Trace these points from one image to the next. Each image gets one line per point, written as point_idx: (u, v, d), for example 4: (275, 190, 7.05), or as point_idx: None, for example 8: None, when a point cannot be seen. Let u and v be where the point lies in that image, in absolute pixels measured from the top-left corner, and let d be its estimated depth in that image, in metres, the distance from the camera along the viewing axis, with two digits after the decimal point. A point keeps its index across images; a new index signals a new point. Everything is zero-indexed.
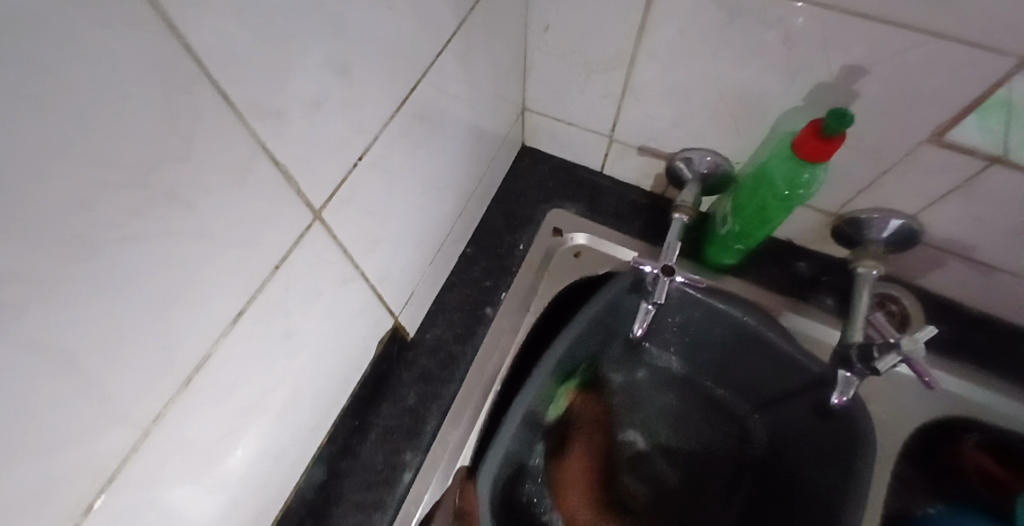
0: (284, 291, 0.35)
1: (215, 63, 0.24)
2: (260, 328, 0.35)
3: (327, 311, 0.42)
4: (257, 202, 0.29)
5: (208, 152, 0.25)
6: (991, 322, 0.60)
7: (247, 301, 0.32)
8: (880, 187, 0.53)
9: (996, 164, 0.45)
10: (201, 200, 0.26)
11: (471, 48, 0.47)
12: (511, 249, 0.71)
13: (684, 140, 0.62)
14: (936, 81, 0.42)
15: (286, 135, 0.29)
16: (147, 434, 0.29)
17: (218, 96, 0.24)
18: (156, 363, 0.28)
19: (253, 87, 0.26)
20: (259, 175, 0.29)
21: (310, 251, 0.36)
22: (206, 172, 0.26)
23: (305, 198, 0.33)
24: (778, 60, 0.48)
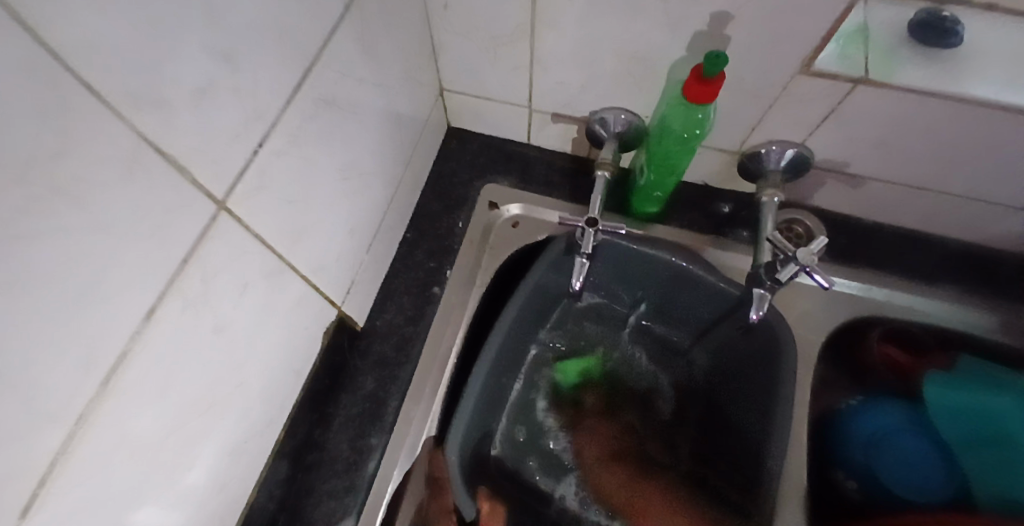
0: (205, 285, 0.34)
1: (102, 66, 0.24)
2: (187, 322, 0.33)
3: (264, 306, 0.41)
4: (161, 193, 0.29)
5: (96, 148, 0.25)
6: (880, 229, 0.67)
7: (161, 293, 0.31)
8: (769, 122, 0.58)
9: (858, 87, 0.50)
10: (91, 194, 0.25)
11: (369, 31, 0.49)
12: (451, 228, 0.73)
13: (595, 102, 0.66)
14: (791, 17, 0.47)
15: (179, 124, 0.29)
16: (73, 438, 0.27)
17: (100, 97, 0.24)
18: (73, 359, 0.26)
19: (142, 81, 0.26)
20: (150, 165, 0.28)
21: (227, 242, 0.35)
22: (96, 166, 0.25)
23: (205, 189, 0.32)
24: (659, 14, 0.51)
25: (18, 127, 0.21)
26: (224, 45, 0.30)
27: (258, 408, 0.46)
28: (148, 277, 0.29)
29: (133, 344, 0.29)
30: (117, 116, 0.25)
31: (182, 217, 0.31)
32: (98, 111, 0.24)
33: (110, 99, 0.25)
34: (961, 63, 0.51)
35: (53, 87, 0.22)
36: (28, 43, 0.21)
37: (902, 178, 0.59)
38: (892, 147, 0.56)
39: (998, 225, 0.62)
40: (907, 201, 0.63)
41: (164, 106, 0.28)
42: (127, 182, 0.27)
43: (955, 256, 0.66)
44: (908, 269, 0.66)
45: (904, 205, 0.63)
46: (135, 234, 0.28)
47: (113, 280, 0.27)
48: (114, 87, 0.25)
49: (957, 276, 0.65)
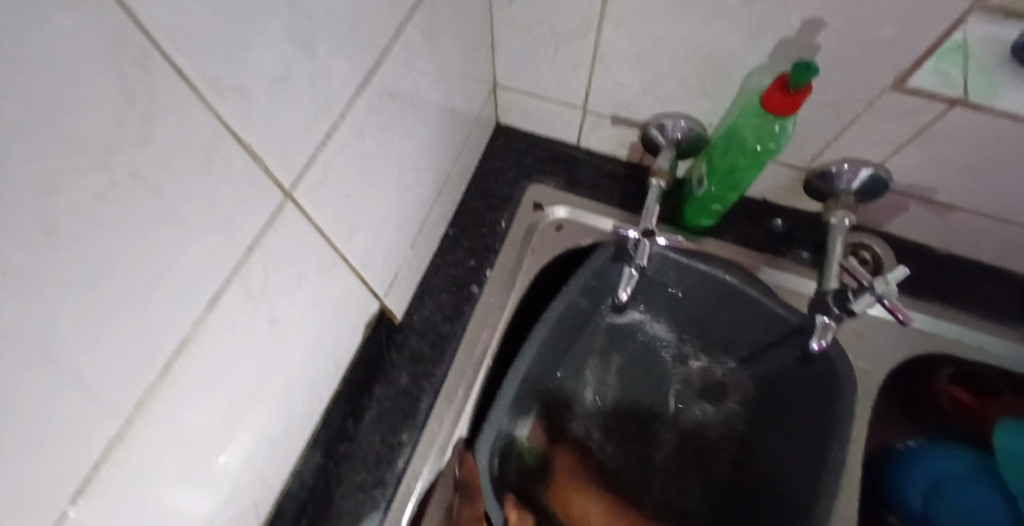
0: (265, 277, 0.33)
1: (189, 50, 0.22)
2: (244, 313, 0.32)
3: (313, 301, 0.40)
4: (235, 185, 0.28)
5: (178, 134, 0.23)
6: (955, 259, 0.63)
7: (227, 283, 0.29)
8: (847, 139, 0.54)
9: (956, 107, 0.46)
10: (167, 179, 0.24)
11: (435, 22, 0.47)
12: (494, 227, 0.71)
13: (655, 105, 0.63)
14: (890, 30, 0.44)
15: (255, 114, 0.27)
16: (130, 425, 0.26)
17: (186, 81, 0.23)
18: (135, 346, 0.25)
19: (226, 66, 0.25)
20: (228, 154, 0.26)
21: (289, 235, 0.33)
22: (177, 152, 0.24)
23: (275, 178, 0.30)
24: (740, 19, 0.48)
25: (106, 112, 0.20)
26: (303, 31, 0.29)
27: (299, 402, 0.45)
28: (215, 267, 0.28)
29: (195, 329, 0.28)
30: (199, 100, 0.24)
31: (249, 206, 0.29)
32: (185, 100, 0.23)
33: (194, 82, 0.23)
34: None
35: (145, 67, 0.21)
36: (123, 21, 0.19)
37: (985, 208, 0.55)
38: (984, 176, 0.52)
39: None
40: (992, 234, 0.58)
41: (244, 92, 0.26)
42: (203, 168, 0.25)
43: None
44: (983, 303, 0.61)
45: (985, 237, 0.59)
46: (209, 223, 0.27)
47: (182, 270, 0.26)
48: (200, 71, 0.23)
49: None
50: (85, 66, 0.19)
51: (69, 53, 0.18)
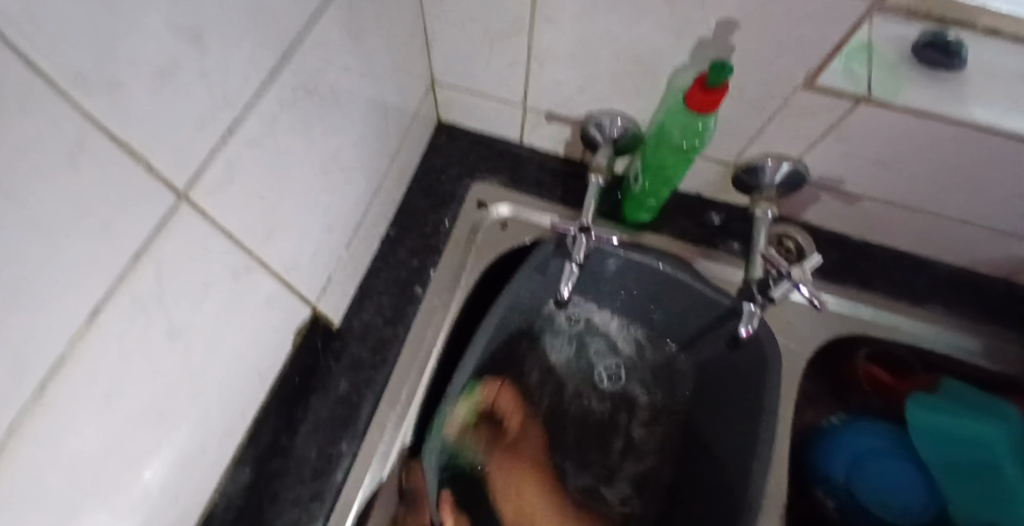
0: (158, 282, 0.31)
1: (44, 43, 0.21)
2: (135, 322, 0.30)
3: (224, 309, 0.38)
4: (108, 182, 0.26)
5: (37, 134, 0.22)
6: (874, 249, 0.67)
7: (111, 293, 0.28)
8: (767, 134, 0.56)
9: (862, 104, 0.49)
10: (28, 183, 0.22)
11: (357, 16, 0.46)
12: (436, 227, 0.70)
13: (592, 103, 0.64)
14: (802, 29, 0.45)
15: (132, 106, 0.26)
16: (4, 455, 0.24)
17: (39, 72, 0.21)
18: (5, 369, 0.23)
19: (92, 58, 0.23)
20: (97, 151, 0.25)
21: (186, 239, 0.32)
22: (37, 154, 0.22)
23: (162, 178, 0.29)
24: (663, 18, 0.49)
25: None
26: (191, 21, 0.27)
27: (219, 413, 0.43)
28: (93, 276, 0.27)
29: (72, 351, 0.26)
30: (61, 97, 0.22)
31: (133, 207, 0.28)
32: (41, 90, 0.21)
33: (54, 79, 0.22)
34: (966, 88, 0.50)
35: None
36: None
37: (898, 198, 0.59)
38: (891, 168, 0.55)
39: (988, 250, 0.63)
40: (903, 222, 0.62)
41: (117, 85, 0.25)
42: (69, 170, 0.24)
43: (944, 278, 0.66)
44: (896, 288, 0.65)
45: (899, 225, 0.63)
46: (79, 223, 0.25)
47: (54, 279, 0.24)
48: (61, 65, 0.22)
49: (945, 298, 0.65)
50: None
51: None
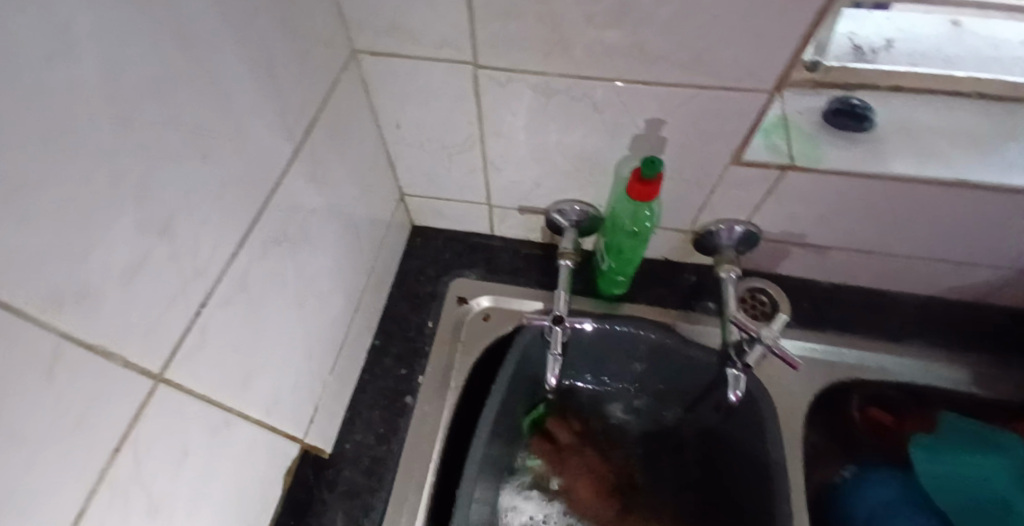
0: (138, 467, 0.33)
1: (24, 284, 0.24)
2: (117, 514, 0.31)
3: (205, 470, 0.40)
4: (87, 388, 0.28)
5: (20, 368, 0.24)
6: (839, 290, 0.70)
7: (88, 490, 0.29)
8: (713, 204, 0.61)
9: (789, 171, 0.54)
10: (20, 414, 0.24)
11: (321, 161, 0.51)
12: (420, 329, 0.72)
13: (551, 195, 0.68)
14: (720, 118, 0.51)
15: (105, 310, 0.29)
16: None
17: (19, 312, 0.24)
18: None
19: (67, 280, 0.26)
20: (72, 362, 0.27)
21: (161, 414, 0.34)
22: (20, 385, 0.24)
23: (139, 366, 0.32)
24: (596, 123, 0.55)
25: None
26: (157, 220, 0.31)
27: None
28: (73, 475, 0.28)
29: None
30: (34, 323, 0.25)
31: (114, 400, 0.30)
32: (24, 327, 0.24)
33: (31, 312, 0.25)
34: (880, 146, 0.54)
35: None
36: None
37: (851, 244, 0.62)
38: (833, 220, 0.59)
39: (949, 280, 0.66)
40: (862, 264, 0.66)
41: (89, 297, 0.28)
42: (47, 380, 0.26)
43: (913, 312, 0.69)
44: (872, 327, 0.68)
45: (858, 267, 0.66)
46: (60, 436, 0.27)
47: (44, 480, 0.26)
48: (38, 297, 0.25)
49: (919, 332, 0.67)
50: None
51: None
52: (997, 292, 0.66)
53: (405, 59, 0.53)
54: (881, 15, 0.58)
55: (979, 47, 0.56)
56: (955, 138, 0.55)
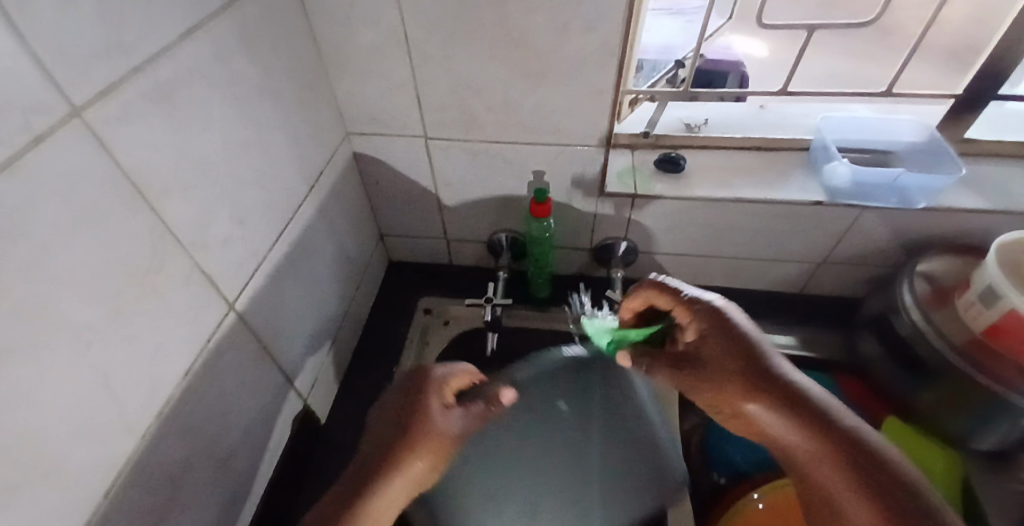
0: (206, 353, 0.57)
1: (175, 224, 0.51)
2: (197, 380, 0.56)
3: (239, 379, 0.63)
4: (190, 295, 0.54)
5: (169, 269, 0.51)
6: (704, 289, 0.94)
7: (194, 357, 0.55)
8: (598, 225, 0.88)
9: (636, 198, 0.82)
10: (165, 289, 0.51)
11: (323, 201, 0.78)
12: (395, 332, 0.96)
13: (488, 228, 0.95)
14: (580, 163, 0.80)
15: (204, 252, 0.55)
16: (143, 443, 0.50)
17: (172, 235, 0.51)
18: (149, 388, 0.50)
19: (192, 233, 0.53)
20: (185, 272, 0.53)
21: (224, 330, 0.59)
22: (166, 274, 0.51)
23: (215, 289, 0.57)
24: (506, 171, 0.83)
25: (136, 249, 0.47)
26: (231, 213, 0.58)
27: (236, 463, 0.64)
28: (182, 339, 0.53)
29: (176, 392, 0.53)
30: (179, 248, 0.52)
31: (201, 304, 0.55)
32: (173, 247, 0.51)
33: (180, 240, 0.52)
34: (692, 179, 0.82)
35: (159, 238, 0.49)
36: (151, 219, 0.48)
37: (697, 250, 0.88)
38: (678, 232, 0.86)
39: (775, 273, 0.89)
40: (708, 269, 0.91)
41: (199, 245, 0.54)
42: (184, 283, 0.53)
43: (758, 302, 0.92)
44: None
45: (708, 270, 0.92)
46: (179, 313, 0.53)
47: (169, 338, 0.52)
48: (181, 234, 0.52)
49: (762, 315, 0.90)
50: (134, 235, 0.47)
51: (125, 232, 0.46)
52: (813, 283, 0.89)
53: (380, 138, 0.83)
54: (710, 104, 0.91)
55: (771, 118, 0.89)
56: (747, 171, 0.82)
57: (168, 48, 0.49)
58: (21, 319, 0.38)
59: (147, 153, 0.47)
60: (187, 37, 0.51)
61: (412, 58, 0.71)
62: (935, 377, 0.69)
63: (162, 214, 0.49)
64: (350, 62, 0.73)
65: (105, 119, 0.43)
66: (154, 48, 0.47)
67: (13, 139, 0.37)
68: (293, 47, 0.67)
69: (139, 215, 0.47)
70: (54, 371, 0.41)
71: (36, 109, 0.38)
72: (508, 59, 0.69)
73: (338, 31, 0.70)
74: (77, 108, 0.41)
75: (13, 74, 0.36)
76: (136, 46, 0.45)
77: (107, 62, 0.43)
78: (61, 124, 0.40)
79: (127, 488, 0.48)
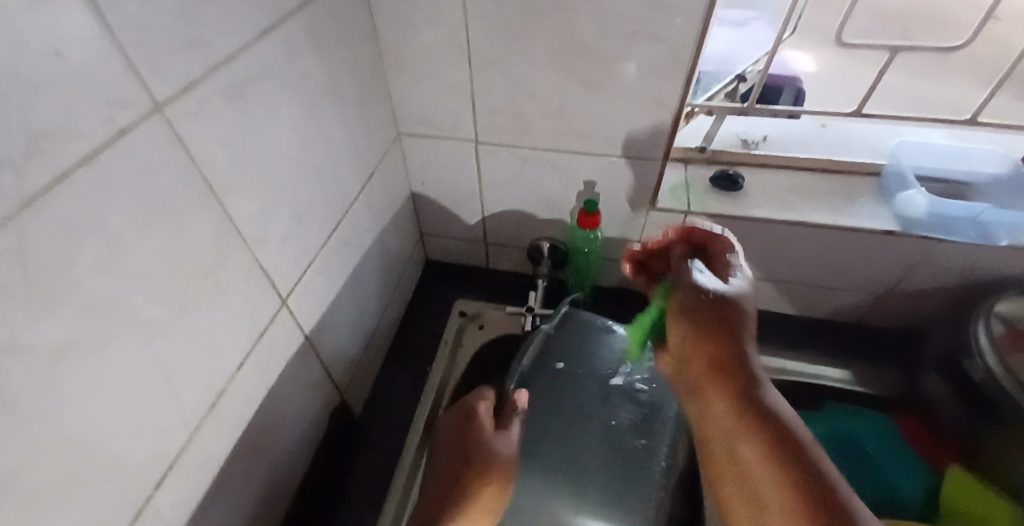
0: (257, 351, 0.56)
1: (238, 221, 0.50)
2: (246, 378, 0.55)
3: (282, 378, 0.62)
4: (246, 293, 0.53)
5: (231, 267, 0.50)
6: (751, 311, 0.91)
7: (246, 355, 0.54)
8: (645, 239, 0.85)
9: (690, 215, 0.78)
10: (225, 286, 0.50)
11: (373, 199, 0.77)
12: (431, 335, 0.95)
13: (531, 234, 0.93)
14: (637, 175, 0.77)
15: (262, 250, 0.54)
16: (193, 442, 0.49)
17: (235, 233, 0.50)
18: (203, 387, 0.49)
19: (253, 231, 0.53)
20: (243, 270, 0.52)
21: (274, 328, 0.58)
22: (228, 271, 0.50)
23: (268, 287, 0.56)
24: (557, 178, 0.81)
25: (202, 245, 0.46)
26: (289, 211, 0.58)
27: (273, 462, 0.64)
28: (237, 338, 0.52)
29: (226, 391, 0.52)
30: (240, 245, 0.51)
31: (256, 302, 0.55)
32: (235, 244, 0.50)
33: (242, 237, 0.51)
34: (750, 198, 0.79)
35: (223, 235, 0.49)
36: (218, 216, 0.48)
37: (749, 271, 0.85)
38: None
39: (831, 301, 0.85)
40: (757, 292, 0.88)
41: (258, 243, 0.54)
42: (242, 280, 0.52)
43: (809, 329, 0.88)
44: (778, 339, 0.87)
45: (758, 293, 0.88)
46: (236, 311, 0.52)
47: (225, 335, 0.51)
48: (244, 231, 0.51)
49: (811, 344, 0.86)
50: (201, 232, 0.46)
51: (193, 228, 0.45)
52: (872, 313, 0.85)
53: (431, 139, 0.81)
54: (768, 120, 0.88)
55: (835, 138, 0.85)
56: (810, 193, 0.78)
57: (245, 44, 0.48)
58: (91, 315, 0.37)
59: (218, 149, 0.46)
60: (264, 33, 0.50)
61: (474, 61, 0.69)
62: (1010, 427, 0.64)
63: (228, 211, 0.49)
64: (410, 62, 0.72)
65: (182, 113, 0.42)
66: (234, 44, 0.46)
67: (98, 132, 0.36)
68: (357, 44, 0.66)
69: (207, 211, 0.46)
70: (117, 369, 0.40)
71: (119, 103, 0.37)
72: (573, 67, 0.67)
73: (405, 30, 0.69)
74: (158, 101, 0.40)
75: (98, 68, 0.35)
76: (216, 40, 0.44)
77: (187, 55, 0.42)
78: (142, 119, 0.39)
79: (174, 487, 0.47)
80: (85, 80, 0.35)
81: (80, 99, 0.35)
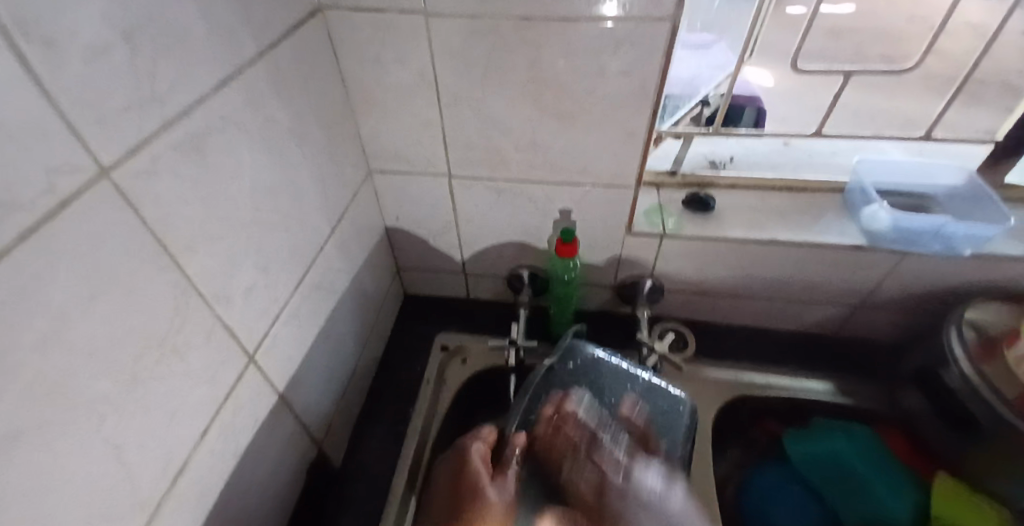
0: (224, 410, 0.54)
1: (198, 279, 0.49)
2: (213, 440, 0.53)
3: (253, 434, 0.60)
4: (210, 351, 0.51)
5: (191, 326, 0.48)
6: (732, 328, 0.92)
7: (211, 416, 0.52)
8: (623, 263, 0.86)
9: (663, 238, 0.79)
10: (186, 348, 0.48)
11: (345, 240, 0.76)
12: (411, 371, 0.93)
13: (508, 263, 0.92)
14: (608, 202, 0.78)
15: (226, 305, 0.53)
16: (155, 514, 0.47)
17: (196, 291, 0.48)
18: (163, 455, 0.47)
19: (215, 286, 0.51)
20: (206, 328, 0.50)
21: (242, 383, 0.56)
22: (188, 332, 0.48)
23: (235, 343, 0.55)
24: (530, 208, 0.81)
25: (158, 309, 0.44)
26: (255, 262, 0.56)
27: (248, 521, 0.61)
28: (200, 399, 0.50)
29: (191, 457, 0.50)
30: (201, 303, 0.49)
31: (221, 360, 0.53)
32: (196, 303, 0.49)
33: (203, 295, 0.49)
34: (721, 218, 0.80)
35: (182, 295, 0.47)
36: (175, 276, 0.46)
37: (727, 290, 0.85)
38: (709, 272, 0.83)
39: (809, 315, 0.86)
40: (736, 309, 0.89)
41: (221, 298, 0.52)
42: (205, 339, 0.50)
43: (789, 343, 0.89)
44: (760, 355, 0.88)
45: (738, 310, 0.89)
46: (198, 372, 0.50)
47: (187, 398, 0.49)
48: (204, 289, 0.49)
49: (792, 358, 0.88)
50: (157, 295, 0.44)
51: (147, 292, 0.43)
52: (849, 324, 0.86)
53: (402, 175, 0.80)
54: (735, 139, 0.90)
55: (801, 155, 0.87)
56: (781, 210, 0.80)
57: (203, 97, 0.47)
58: (35, 396, 0.35)
59: (173, 208, 0.45)
60: (221, 86, 0.49)
61: (441, 98, 0.69)
62: (985, 435, 0.66)
63: (186, 269, 0.47)
64: (377, 101, 0.71)
65: (132, 175, 0.41)
66: (191, 99, 0.45)
67: (37, 204, 0.34)
68: (322, 87, 0.65)
69: (163, 274, 0.45)
70: (66, 449, 0.38)
71: (62, 169, 0.36)
72: (539, 100, 0.68)
73: (370, 70, 0.68)
74: (104, 166, 0.39)
75: (38, 137, 0.34)
76: (170, 97, 0.43)
77: (139, 115, 0.41)
78: (88, 186, 0.38)
79: None
80: (24, 153, 0.33)
81: (19, 173, 0.33)
